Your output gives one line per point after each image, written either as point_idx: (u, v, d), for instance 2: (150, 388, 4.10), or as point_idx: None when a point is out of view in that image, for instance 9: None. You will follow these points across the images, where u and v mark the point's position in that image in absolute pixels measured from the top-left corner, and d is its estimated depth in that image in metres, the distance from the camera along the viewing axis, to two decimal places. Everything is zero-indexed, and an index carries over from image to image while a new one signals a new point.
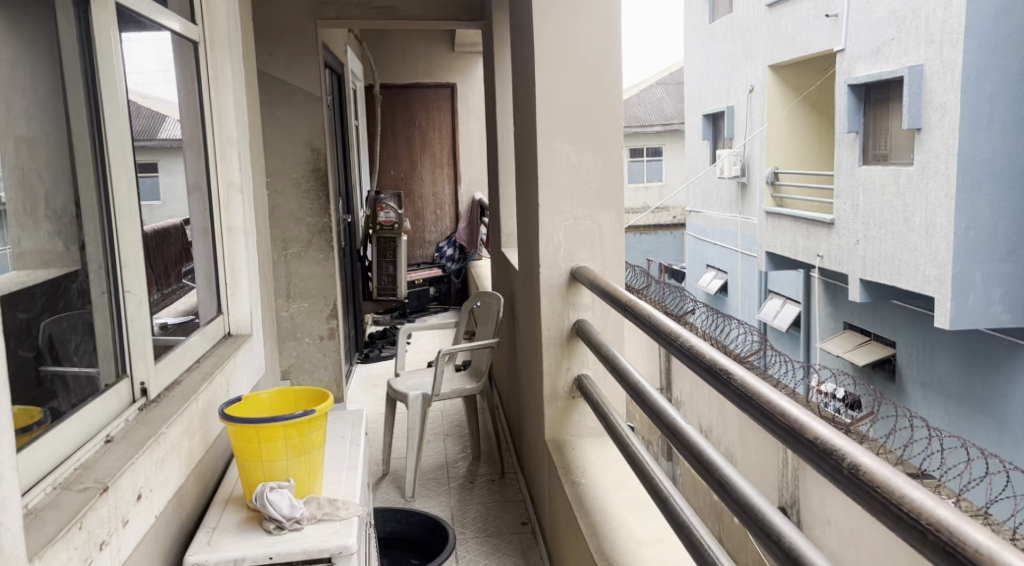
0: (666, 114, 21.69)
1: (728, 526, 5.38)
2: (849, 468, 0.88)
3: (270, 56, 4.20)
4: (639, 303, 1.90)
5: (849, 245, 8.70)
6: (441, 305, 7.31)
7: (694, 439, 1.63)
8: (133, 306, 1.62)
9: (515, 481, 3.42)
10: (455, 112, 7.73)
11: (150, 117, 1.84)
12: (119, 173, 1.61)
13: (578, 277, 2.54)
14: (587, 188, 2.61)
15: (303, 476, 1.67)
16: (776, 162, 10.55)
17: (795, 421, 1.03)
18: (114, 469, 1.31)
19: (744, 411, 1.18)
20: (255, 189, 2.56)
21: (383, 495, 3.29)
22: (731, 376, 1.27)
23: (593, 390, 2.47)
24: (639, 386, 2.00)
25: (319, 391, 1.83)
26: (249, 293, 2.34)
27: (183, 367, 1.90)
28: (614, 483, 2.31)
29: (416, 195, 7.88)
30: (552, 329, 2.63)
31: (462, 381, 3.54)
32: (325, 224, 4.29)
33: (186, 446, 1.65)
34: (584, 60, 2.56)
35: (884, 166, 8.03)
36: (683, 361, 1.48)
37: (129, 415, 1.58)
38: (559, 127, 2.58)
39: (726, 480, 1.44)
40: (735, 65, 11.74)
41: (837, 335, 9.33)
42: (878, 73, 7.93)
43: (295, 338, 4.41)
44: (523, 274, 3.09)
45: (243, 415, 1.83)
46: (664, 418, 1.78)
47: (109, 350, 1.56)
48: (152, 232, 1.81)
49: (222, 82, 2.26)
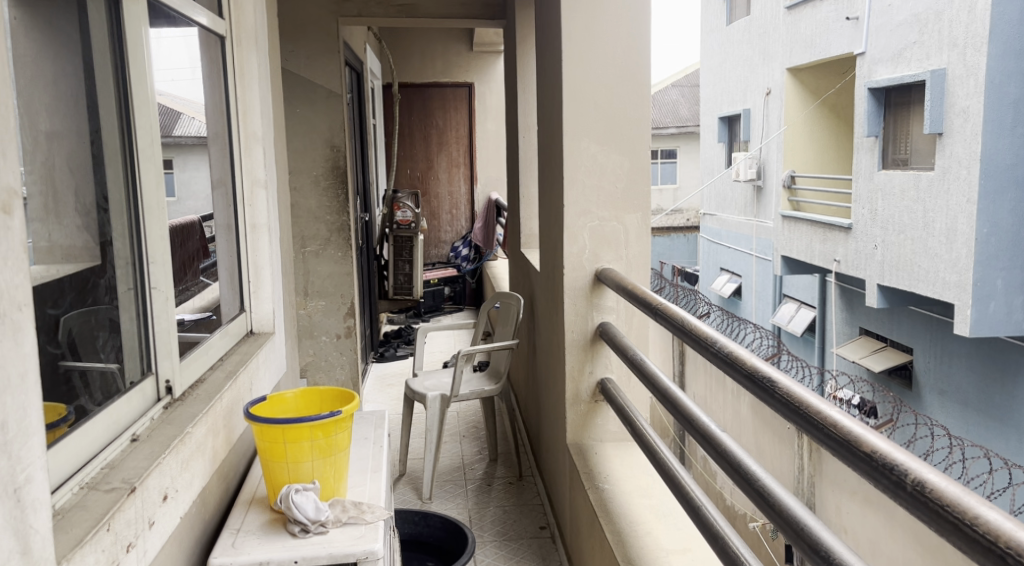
0: (681, 115, 21.54)
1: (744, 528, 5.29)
2: (913, 484, 0.85)
3: (291, 52, 4.18)
4: (671, 307, 1.86)
5: (867, 250, 8.65)
6: (455, 305, 7.27)
7: (732, 448, 1.57)
8: (159, 303, 1.60)
9: (533, 484, 3.39)
10: (473, 111, 7.70)
11: (167, 113, 1.79)
12: (145, 165, 1.58)
13: (602, 279, 2.51)
14: (612, 190, 2.58)
15: (328, 478, 1.65)
16: (793, 165, 10.52)
17: (850, 434, 1.00)
18: (141, 470, 1.28)
19: (791, 422, 1.15)
20: (279, 187, 2.54)
21: (400, 496, 3.28)
22: (776, 385, 1.24)
23: (617, 394, 2.44)
24: (668, 390, 1.95)
25: (347, 391, 1.79)
26: (271, 292, 2.32)
27: (205, 366, 1.87)
28: (638, 490, 2.27)
29: (432, 193, 7.86)
30: (575, 332, 2.59)
31: (481, 382, 3.50)
32: (343, 223, 4.26)
33: (210, 447, 1.63)
34: (613, 58, 2.53)
35: (904, 171, 7.96)
36: (721, 368, 1.45)
37: (154, 414, 1.55)
38: (587, 126, 2.54)
39: (767, 491, 1.39)
40: (753, 68, 11.69)
41: (853, 341, 9.27)
42: (899, 77, 7.87)
43: (312, 337, 4.38)
44: (544, 275, 3.06)
45: (268, 414, 1.79)
46: (698, 425, 1.73)
47: (135, 348, 1.54)
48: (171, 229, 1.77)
49: (248, 78, 2.24)
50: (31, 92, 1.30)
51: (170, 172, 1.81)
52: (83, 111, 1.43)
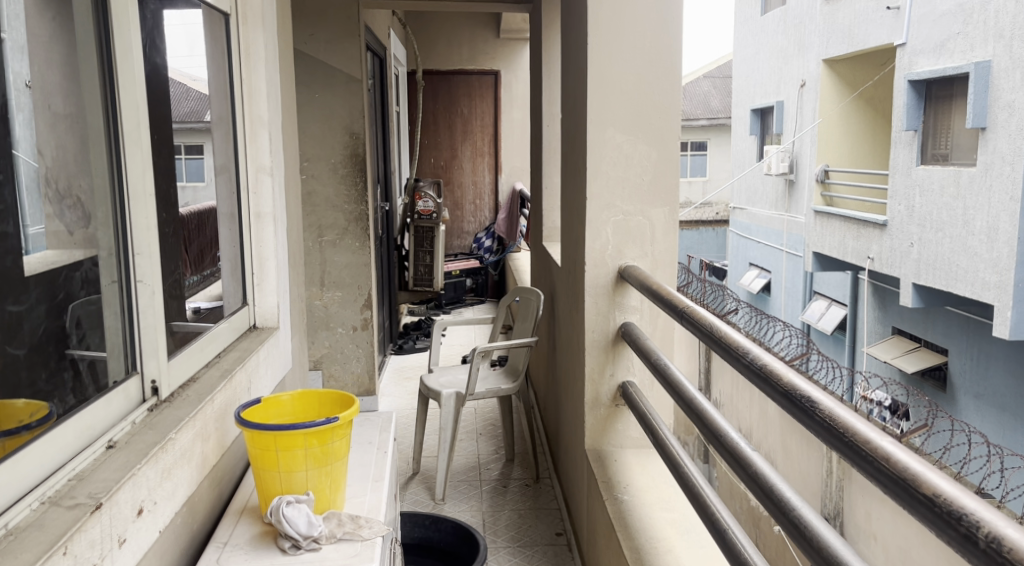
0: (712, 108, 21.24)
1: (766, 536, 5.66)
2: (987, 540, 0.73)
3: (310, 36, 4.04)
4: (699, 310, 1.73)
5: (903, 248, 8.42)
6: (477, 297, 7.15)
7: (764, 471, 1.40)
8: (145, 298, 1.49)
9: (550, 488, 3.26)
10: (498, 100, 7.56)
11: (198, 100, 1.89)
12: (133, 150, 1.45)
13: (625, 277, 2.37)
14: (639, 181, 2.43)
15: (323, 489, 1.53)
16: (827, 159, 10.27)
17: (907, 471, 0.88)
18: (111, 483, 1.17)
19: (834, 450, 1.02)
20: (289, 175, 2.44)
21: (413, 497, 3.17)
22: (817, 406, 1.09)
23: (639, 399, 2.31)
24: (694, 400, 1.80)
25: (348, 395, 1.66)
26: (276, 284, 2.21)
27: (201, 363, 1.77)
28: (660, 502, 2.14)
29: (456, 183, 7.72)
30: (596, 332, 2.46)
31: (498, 380, 3.37)
32: (362, 211, 4.17)
33: (198, 453, 1.52)
34: (643, 40, 2.37)
35: (944, 167, 7.72)
36: (754, 384, 1.30)
37: (138, 416, 1.44)
38: (612, 114, 2.40)
39: (802, 521, 1.22)
40: (789, 58, 11.42)
41: (885, 340, 9.03)
42: (941, 69, 7.61)
43: (328, 328, 4.27)
44: (566, 271, 2.92)
45: (262, 419, 1.66)
46: (726, 441, 1.57)
47: (119, 346, 1.44)
48: (189, 216, 1.81)
49: (253, 59, 2.12)
50: (13, 67, 1.23)
51: (168, 158, 1.73)
52: (63, 93, 1.33)
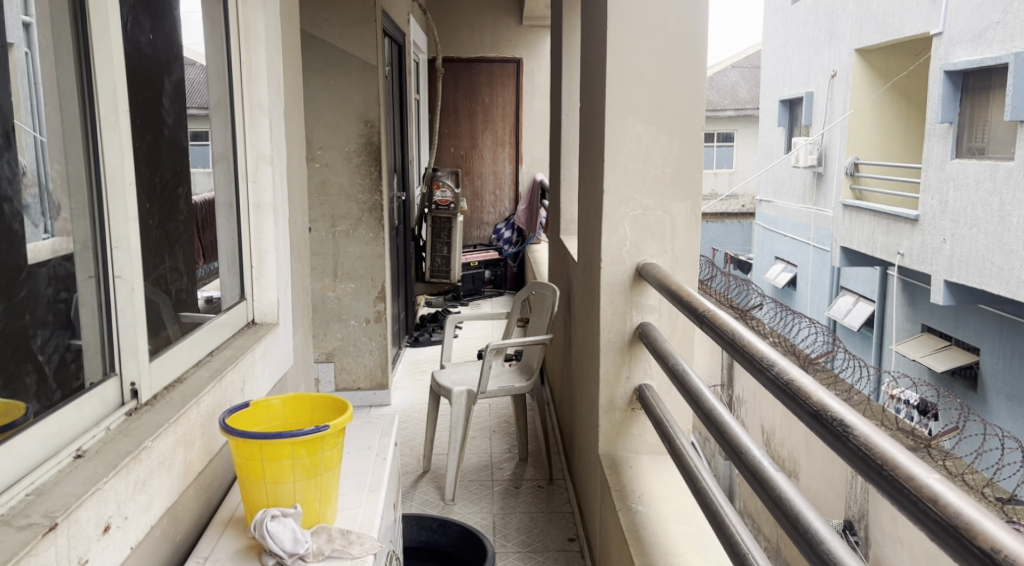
0: (740, 97, 20.94)
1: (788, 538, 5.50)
2: None
3: (325, 21, 3.92)
4: (720, 315, 1.60)
5: (935, 244, 8.21)
6: (496, 289, 7.08)
7: (788, 494, 1.27)
8: (124, 294, 1.39)
9: (563, 489, 3.15)
10: (520, 88, 7.44)
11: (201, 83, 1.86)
12: (111, 136, 1.36)
13: (644, 274, 2.25)
14: (659, 175, 2.30)
15: (313, 501, 1.43)
16: (857, 152, 10.05)
17: (962, 521, 0.75)
18: (71, 500, 1.07)
19: (869, 482, 0.90)
20: (291, 164, 2.33)
21: (421, 497, 3.07)
22: (850, 431, 0.97)
23: (655, 404, 2.19)
24: (713, 410, 1.68)
25: (341, 401, 1.56)
26: (276, 279, 2.11)
27: (190, 362, 1.67)
28: (675, 514, 2.02)
29: (476, 173, 7.61)
30: (612, 332, 2.34)
31: (511, 378, 3.26)
32: (376, 202, 4.07)
33: (180, 460, 1.42)
34: (664, 26, 2.24)
35: (980, 161, 7.49)
36: (779, 401, 1.18)
37: (115, 421, 1.34)
38: (633, 102, 2.27)
39: (832, 558, 1.08)
40: (820, 48, 11.16)
41: (913, 338, 8.83)
42: (980, 59, 7.36)
43: (340, 320, 4.18)
44: (582, 268, 2.79)
45: (249, 424, 1.56)
46: (747, 459, 1.43)
47: (96, 346, 1.35)
48: (201, 203, 1.87)
49: (253, 40, 2.02)
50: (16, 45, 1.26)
51: (154, 145, 1.64)
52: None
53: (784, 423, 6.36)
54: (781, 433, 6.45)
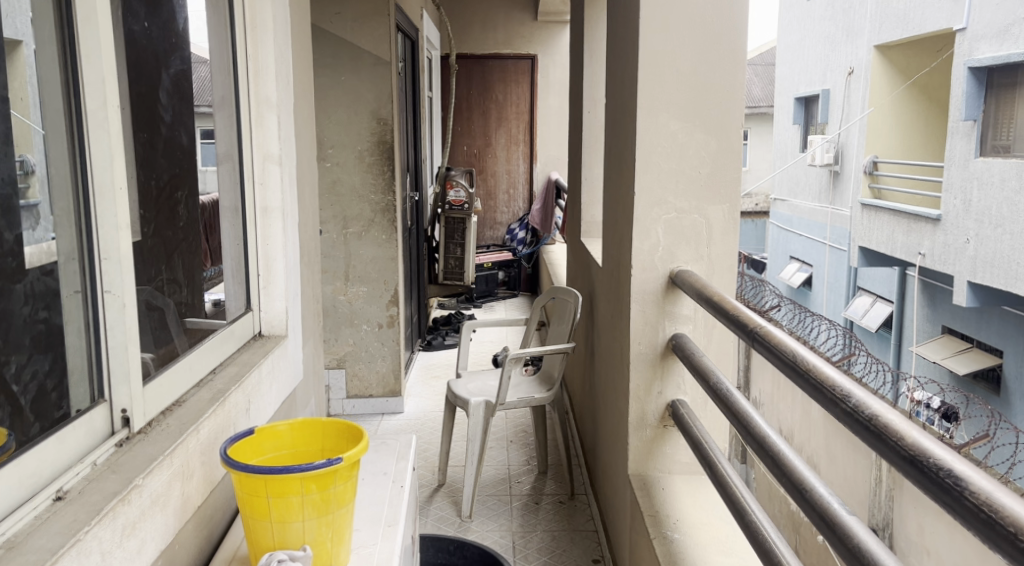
0: (753, 97, 20.72)
1: (806, 541, 5.26)
2: None
3: (336, 14, 3.77)
4: (775, 333, 1.45)
5: (958, 244, 8.02)
6: (510, 290, 6.91)
7: (869, 545, 1.10)
8: (113, 310, 1.23)
9: (586, 506, 3.00)
10: (535, 85, 7.30)
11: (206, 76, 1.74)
12: (99, 134, 1.20)
13: (677, 282, 2.10)
14: (695, 175, 2.14)
15: (324, 542, 1.28)
16: (876, 150, 9.86)
17: None
18: (45, 556, 0.94)
19: (1004, 554, 0.75)
20: (301, 164, 2.19)
21: (437, 513, 2.93)
22: (966, 486, 0.82)
23: (690, 421, 2.03)
24: (765, 437, 1.51)
25: (357, 427, 1.41)
26: (285, 288, 1.95)
27: (191, 383, 1.52)
28: (714, 542, 1.86)
29: (489, 171, 7.47)
30: (643, 344, 2.19)
31: (531, 388, 3.11)
32: (389, 202, 3.93)
33: (178, 494, 1.27)
34: (702, 15, 2.08)
35: (1006, 160, 7.29)
36: (863, 441, 1.02)
37: (102, 454, 1.20)
38: (667, 99, 2.11)
39: None
40: (837, 45, 10.98)
41: (934, 340, 8.64)
42: (1006, 55, 7.17)
43: (352, 325, 4.03)
44: (608, 273, 2.65)
45: (254, 453, 1.42)
46: (812, 498, 1.27)
47: (82, 369, 1.20)
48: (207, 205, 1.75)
49: (260, 30, 1.86)
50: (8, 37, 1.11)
51: (147, 144, 1.49)
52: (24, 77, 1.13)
53: (804, 427, 6.19)
54: (801, 437, 6.27)
